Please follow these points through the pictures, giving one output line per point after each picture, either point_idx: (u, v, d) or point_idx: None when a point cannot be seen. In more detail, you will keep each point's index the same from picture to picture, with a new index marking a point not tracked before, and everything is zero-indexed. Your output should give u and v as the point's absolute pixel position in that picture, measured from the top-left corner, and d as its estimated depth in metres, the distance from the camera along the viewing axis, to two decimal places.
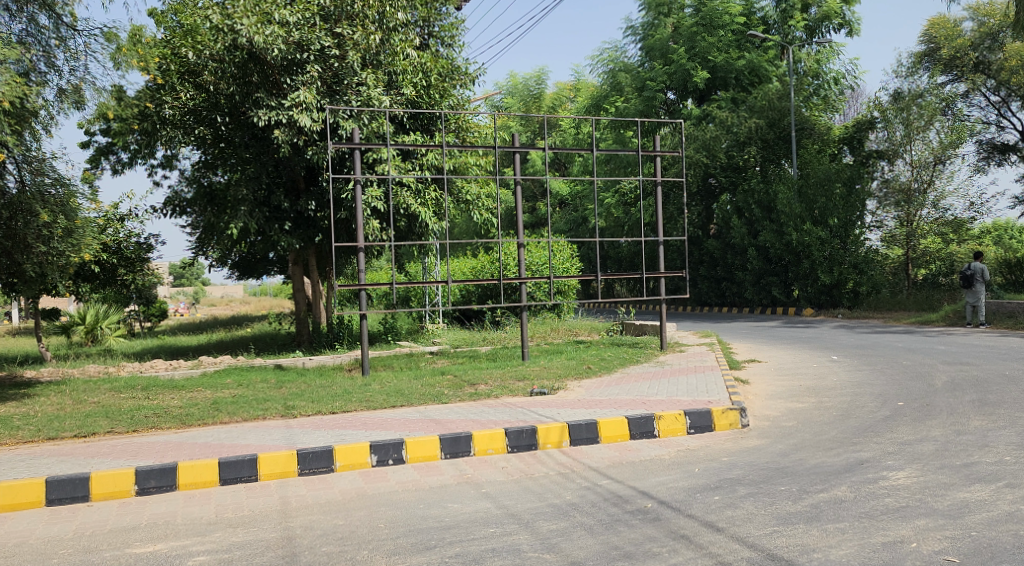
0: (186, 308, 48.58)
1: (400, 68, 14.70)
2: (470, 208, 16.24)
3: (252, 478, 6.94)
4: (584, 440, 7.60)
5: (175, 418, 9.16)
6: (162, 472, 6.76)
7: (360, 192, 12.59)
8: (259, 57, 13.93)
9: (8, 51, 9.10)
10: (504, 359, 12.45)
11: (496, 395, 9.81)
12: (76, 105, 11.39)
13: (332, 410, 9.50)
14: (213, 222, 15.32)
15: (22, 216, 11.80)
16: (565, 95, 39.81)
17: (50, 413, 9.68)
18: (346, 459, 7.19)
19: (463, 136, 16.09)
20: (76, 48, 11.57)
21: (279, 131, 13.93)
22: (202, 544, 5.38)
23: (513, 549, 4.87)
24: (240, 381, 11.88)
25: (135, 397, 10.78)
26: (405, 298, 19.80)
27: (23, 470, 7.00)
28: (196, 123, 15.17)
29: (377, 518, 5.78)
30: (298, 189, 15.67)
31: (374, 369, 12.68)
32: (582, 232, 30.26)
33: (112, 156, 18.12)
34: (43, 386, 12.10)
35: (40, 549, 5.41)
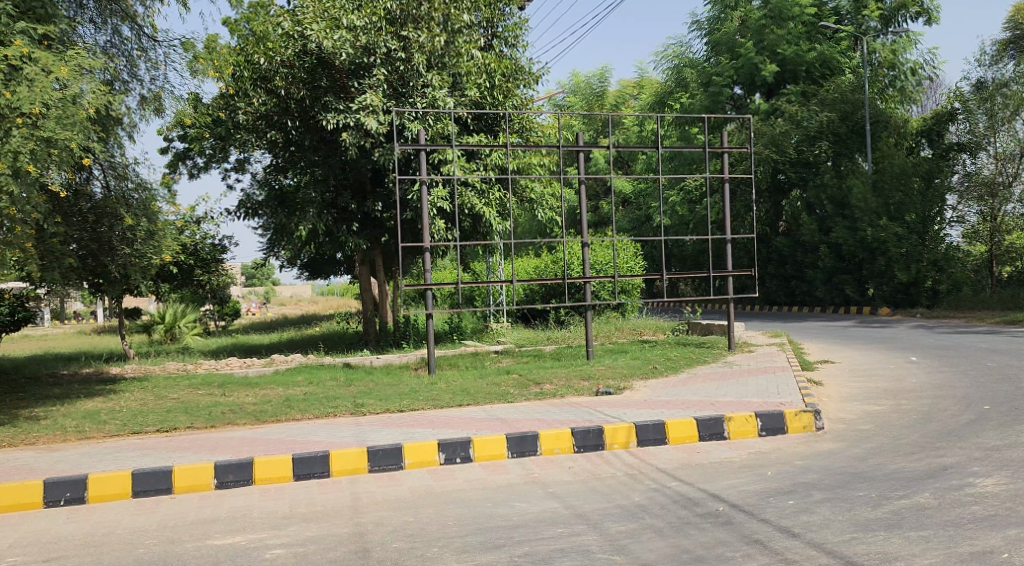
0: (256, 307, 49.82)
1: (465, 70, 14.86)
2: (534, 207, 16.26)
3: (324, 475, 7.08)
4: (651, 441, 7.54)
5: (251, 414, 9.42)
6: (239, 467, 6.95)
7: (426, 193, 12.67)
8: (327, 62, 14.53)
9: (91, 61, 9.43)
10: (569, 358, 12.43)
11: (562, 395, 9.80)
12: (157, 111, 11.78)
13: (400, 408, 9.62)
14: (284, 224, 15.63)
15: (108, 221, 12.45)
16: (629, 93, 39.49)
17: (132, 409, 10.05)
18: (414, 456, 7.29)
19: (526, 136, 16.10)
20: (157, 58, 11.99)
21: (346, 134, 14.15)
22: (278, 537, 5.51)
23: (583, 550, 4.86)
24: (311, 379, 12.12)
25: (212, 393, 11.10)
26: (470, 297, 19.92)
27: (110, 463, 7.26)
28: (268, 127, 15.26)
29: (447, 515, 5.84)
30: (365, 191, 15.92)
31: (440, 369, 12.75)
32: (647, 230, 30.06)
33: (189, 161, 18.67)
34: (127, 382, 12.57)
35: (126, 539, 5.62)
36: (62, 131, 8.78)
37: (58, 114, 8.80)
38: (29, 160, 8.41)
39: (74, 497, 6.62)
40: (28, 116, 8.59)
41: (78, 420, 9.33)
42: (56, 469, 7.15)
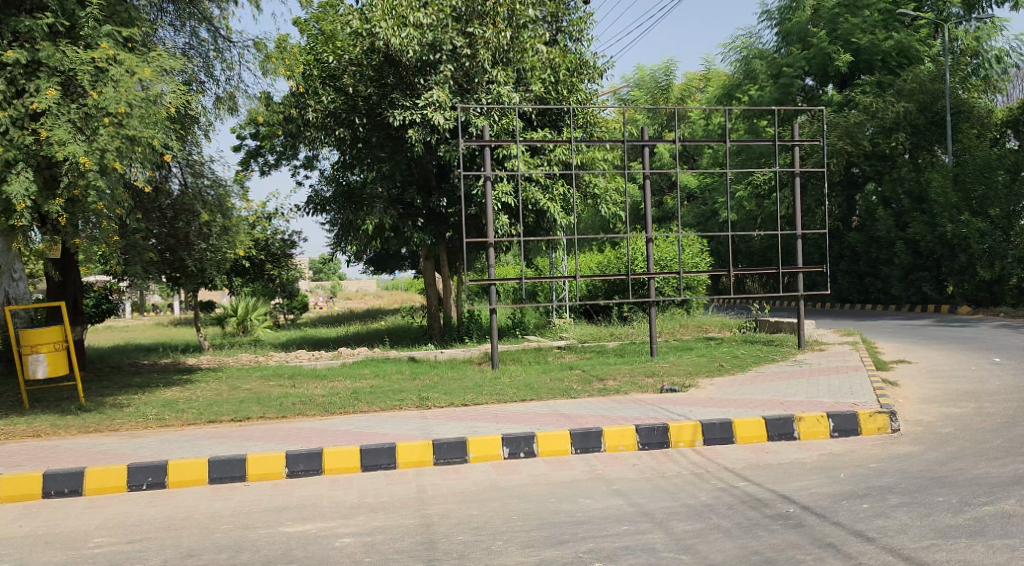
0: (324, 301, 50.82)
1: (529, 65, 14.83)
2: (598, 202, 16.17)
3: (390, 466, 7.19)
4: (718, 440, 7.45)
5: (320, 406, 9.62)
6: (310, 456, 7.11)
7: (490, 189, 12.68)
8: (394, 59, 14.76)
9: (172, 63, 9.71)
10: (632, 355, 12.35)
11: (626, 391, 9.74)
12: (231, 110, 12.12)
13: (465, 402, 9.70)
14: (350, 220, 15.87)
15: (184, 217, 12.87)
16: (695, 86, 39.02)
17: (208, 398, 10.37)
18: (479, 450, 7.34)
19: (591, 131, 16.02)
20: (232, 59, 12.31)
21: (412, 131, 14.30)
22: (347, 526, 5.62)
23: (649, 548, 4.83)
24: (377, 372, 12.30)
25: (282, 384, 11.37)
26: (532, 292, 19.95)
27: (187, 450, 7.49)
28: (336, 125, 15.43)
29: (512, 509, 5.87)
30: (430, 186, 16.11)
31: (504, 363, 12.81)
32: (712, 225, 29.69)
33: (260, 158, 19.13)
34: (203, 373, 12.97)
35: (203, 524, 5.79)
36: (144, 129, 9.06)
37: (141, 114, 9.04)
38: (115, 158, 8.79)
39: (155, 482, 6.84)
40: (114, 117, 8.89)
41: (157, 409, 9.66)
42: (136, 455, 7.40)
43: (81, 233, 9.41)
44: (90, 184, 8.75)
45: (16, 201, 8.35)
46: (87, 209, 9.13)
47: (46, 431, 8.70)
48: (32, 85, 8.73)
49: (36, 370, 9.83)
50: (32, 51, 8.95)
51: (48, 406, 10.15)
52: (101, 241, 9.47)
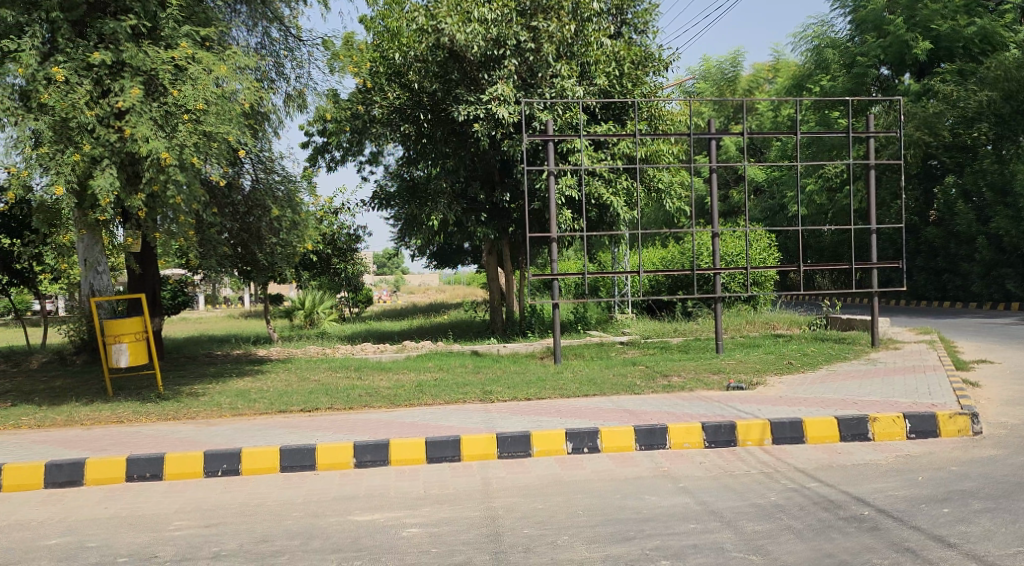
0: (387, 294, 51.55)
1: (593, 59, 14.76)
2: (663, 197, 15.96)
3: (455, 459, 7.26)
4: (787, 440, 7.33)
5: (386, 398, 9.75)
6: (377, 447, 7.22)
7: (554, 183, 12.65)
8: (458, 55, 14.77)
9: (246, 61, 9.95)
10: (697, 351, 12.19)
11: (691, 388, 9.64)
12: (300, 108, 12.33)
13: (529, 396, 9.71)
14: (415, 214, 16.04)
15: (257, 212, 13.25)
16: (762, 77, 38.29)
17: (278, 388, 10.61)
18: (543, 444, 7.36)
19: (655, 124, 15.82)
20: (301, 57, 12.55)
21: (477, 125, 14.33)
22: (413, 517, 5.69)
23: (717, 548, 4.78)
24: (442, 366, 12.41)
25: (349, 376, 11.56)
26: (595, 287, 19.85)
27: (259, 439, 7.68)
28: (402, 120, 15.81)
29: (577, 504, 5.87)
30: (494, 181, 16.13)
31: (566, 358, 12.80)
32: (780, 219, 29.18)
33: (327, 154, 19.46)
34: (273, 364, 13.28)
35: (275, 510, 5.93)
36: (221, 125, 9.36)
37: (217, 111, 9.32)
38: (193, 153, 9.07)
39: (229, 469, 7.04)
40: (193, 113, 9.20)
41: (231, 398, 9.93)
42: (211, 442, 7.61)
43: (161, 227, 9.70)
44: (170, 179, 9.00)
45: (102, 196, 8.63)
46: (167, 204, 9.40)
47: (127, 417, 9.01)
48: (116, 85, 9.02)
49: (118, 359, 10.19)
50: (117, 51, 9.27)
51: (129, 394, 10.51)
52: (178, 236, 9.73)
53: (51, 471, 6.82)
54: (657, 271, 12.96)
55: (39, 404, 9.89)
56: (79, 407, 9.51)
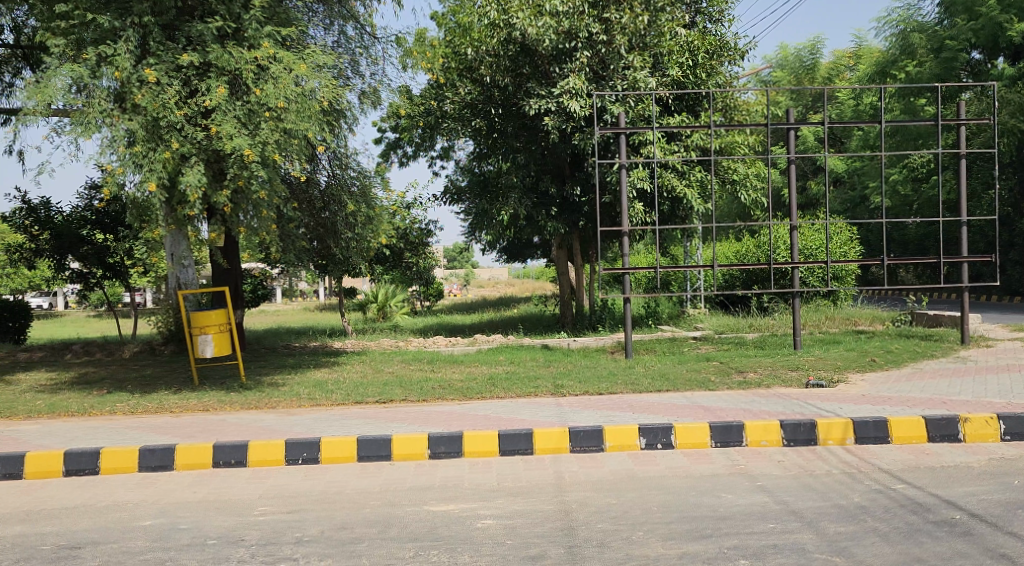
0: (456, 288, 52.02)
1: (667, 49, 14.57)
2: (738, 188, 15.65)
3: (528, 452, 7.29)
4: (872, 439, 7.12)
5: (458, 391, 9.84)
6: (451, 439, 7.29)
7: (626, 176, 12.50)
8: (529, 49, 14.82)
9: (325, 60, 10.13)
10: (774, 347, 11.95)
11: (768, 385, 9.45)
12: (374, 105, 12.52)
13: (600, 391, 9.68)
14: (485, 209, 16.11)
15: (332, 207, 13.52)
16: (843, 64, 37.20)
17: (354, 380, 10.81)
18: (616, 439, 7.32)
19: (730, 115, 15.54)
20: (376, 54, 12.76)
21: (548, 119, 14.34)
22: (488, 508, 5.72)
23: (798, 548, 4.68)
24: (513, 359, 12.44)
25: (423, 369, 11.69)
26: (667, 281, 19.64)
27: (337, 429, 7.84)
28: (473, 115, 15.81)
29: (652, 500, 5.82)
30: (564, 175, 16.22)
31: (638, 353, 12.68)
32: (860, 211, 28.37)
33: (399, 150, 19.73)
34: (349, 356, 13.51)
35: (353, 499, 6.04)
36: (300, 122, 9.55)
37: (297, 109, 9.53)
38: (274, 151, 9.38)
39: (309, 457, 7.20)
40: (274, 110, 9.42)
41: (309, 388, 10.16)
42: (291, 431, 7.80)
43: (243, 222, 9.94)
44: (253, 174, 9.29)
45: (190, 192, 8.91)
46: (250, 199, 9.69)
47: (212, 405, 9.31)
48: (204, 85, 9.31)
49: (203, 349, 10.52)
50: (204, 52, 9.55)
51: (213, 383, 10.86)
52: (259, 230, 9.97)
53: (144, 456, 7.08)
54: (730, 265, 12.70)
55: (131, 391, 10.30)
56: (166, 395, 9.87)
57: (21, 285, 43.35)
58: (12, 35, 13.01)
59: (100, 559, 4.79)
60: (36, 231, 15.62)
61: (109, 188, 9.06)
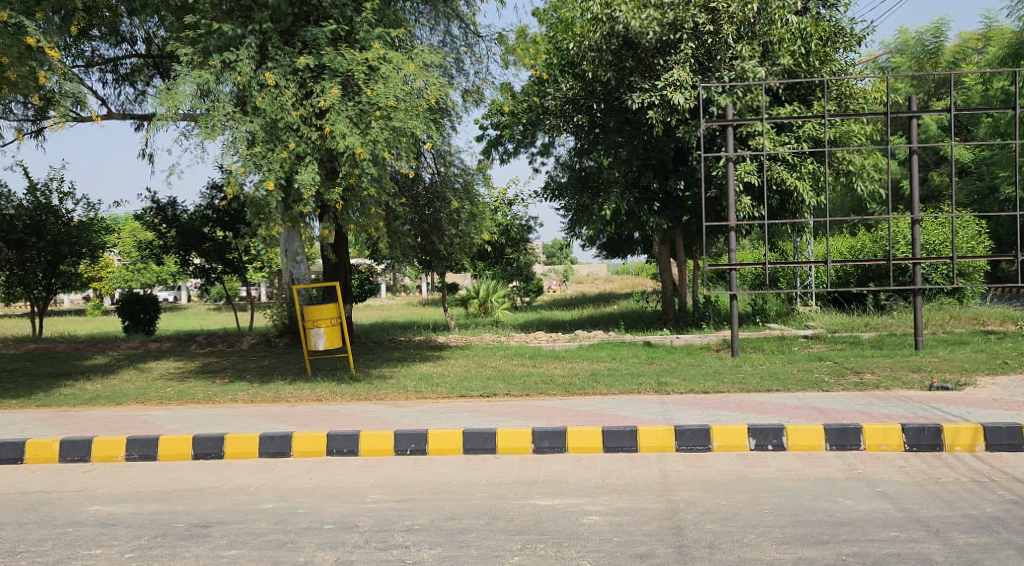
0: (556, 284, 52.05)
1: (777, 38, 13.96)
2: (854, 179, 15.08)
3: (633, 449, 7.21)
4: (1003, 447, 6.74)
5: (562, 386, 9.82)
6: (554, 434, 7.29)
7: (733, 170, 12.18)
8: (633, 42, 14.59)
9: (432, 58, 10.29)
10: (892, 347, 11.45)
11: (887, 386, 9.05)
12: (477, 102, 12.64)
13: (707, 390, 9.48)
14: (587, 205, 16.11)
15: (436, 204, 13.81)
16: (971, 46, 35.20)
17: (459, 374, 10.96)
18: (723, 439, 7.15)
19: (846, 104, 14.94)
20: (480, 53, 12.90)
21: (652, 112, 14.10)
22: (593, 505, 5.68)
23: (924, 559, 4.46)
24: (614, 355, 12.37)
25: (525, 364, 11.74)
26: (775, 277, 19.09)
27: (444, 421, 7.95)
28: (575, 111, 15.71)
29: (764, 502, 5.66)
30: (667, 169, 15.97)
31: (745, 351, 12.36)
32: (988, 203, 26.88)
33: (501, 147, 19.92)
34: (453, 350, 13.69)
35: (460, 490, 6.11)
36: (409, 120, 9.72)
37: (405, 107, 9.71)
38: (384, 148, 9.52)
39: (417, 448, 7.33)
40: (384, 110, 9.63)
41: (416, 381, 10.34)
42: (399, 423, 7.96)
43: (353, 220, 10.21)
44: (364, 172, 9.53)
45: (305, 190, 9.20)
46: (360, 196, 9.96)
47: (325, 396, 9.59)
48: (318, 86, 9.61)
49: (316, 342, 10.87)
50: (318, 56, 9.86)
51: (325, 373, 11.23)
52: (368, 227, 10.22)
53: (264, 442, 7.36)
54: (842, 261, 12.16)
55: (250, 381, 10.76)
56: (282, 385, 10.25)
57: (150, 280, 45.85)
58: (144, 44, 13.70)
59: (226, 538, 4.99)
60: (164, 229, 16.43)
61: (231, 188, 9.42)
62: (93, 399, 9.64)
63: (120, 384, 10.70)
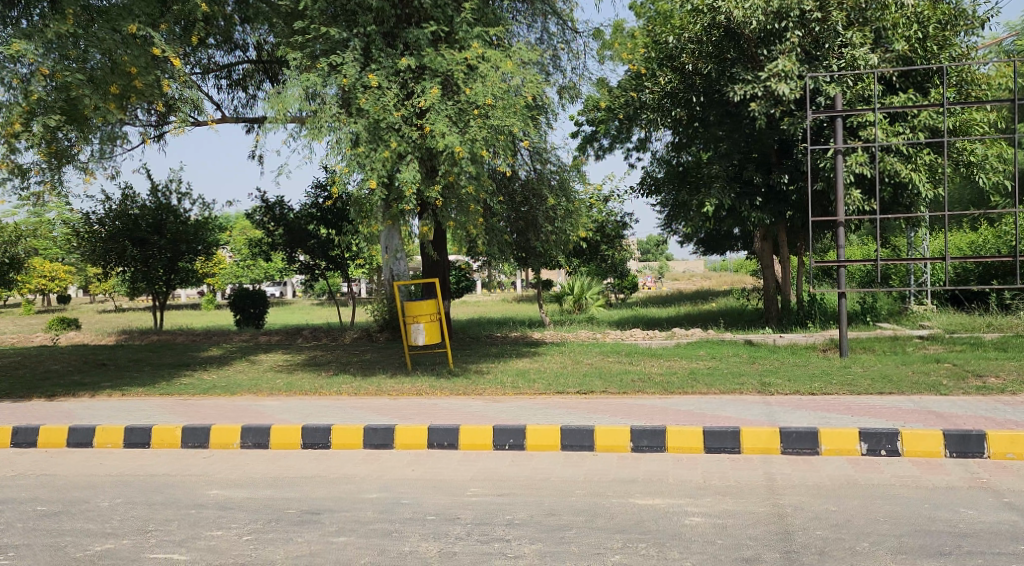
0: (651, 282, 51.50)
1: (892, 23, 13.58)
2: (974, 172, 14.31)
3: (735, 451, 7.02)
4: None
5: (660, 385, 9.67)
6: (654, 433, 7.17)
7: (841, 162, 11.68)
8: (735, 33, 14.22)
9: (530, 55, 10.28)
10: (1016, 349, 10.80)
11: (1012, 391, 8.53)
12: (573, 98, 12.57)
13: (813, 391, 9.14)
14: (685, 201, 15.79)
15: (532, 201, 13.85)
16: None
17: (555, 370, 10.94)
18: (832, 443, 6.89)
19: (967, 90, 14.17)
20: (577, 49, 12.84)
21: (754, 105, 13.69)
22: (696, 506, 5.55)
23: None
24: (714, 354, 12.11)
25: (622, 362, 11.61)
26: (886, 274, 18.33)
27: (541, 417, 7.94)
28: (674, 105, 15.41)
29: (877, 510, 5.41)
30: (770, 164, 15.46)
31: (853, 352, 11.89)
32: None
33: (595, 143, 19.80)
34: (549, 347, 13.66)
35: (559, 487, 6.07)
36: (506, 118, 9.77)
37: (502, 105, 9.76)
38: (482, 146, 9.54)
39: (515, 444, 7.34)
40: (482, 108, 9.69)
41: (512, 377, 10.37)
42: (498, 418, 7.99)
43: (452, 217, 10.30)
44: (462, 170, 9.59)
45: (406, 189, 9.36)
46: (459, 194, 10.07)
47: (425, 390, 9.72)
48: (420, 86, 9.75)
49: (416, 337, 11.03)
50: (419, 57, 10.01)
51: (425, 368, 11.40)
52: (466, 224, 10.29)
53: (368, 434, 7.52)
54: (962, 257, 11.50)
55: (353, 374, 11.03)
56: (383, 379, 10.45)
57: (258, 276, 47.57)
58: (255, 50, 14.20)
59: (335, 525, 5.10)
60: (272, 227, 17.08)
61: (335, 188, 9.67)
62: (209, 389, 10.05)
63: (234, 375, 11.14)
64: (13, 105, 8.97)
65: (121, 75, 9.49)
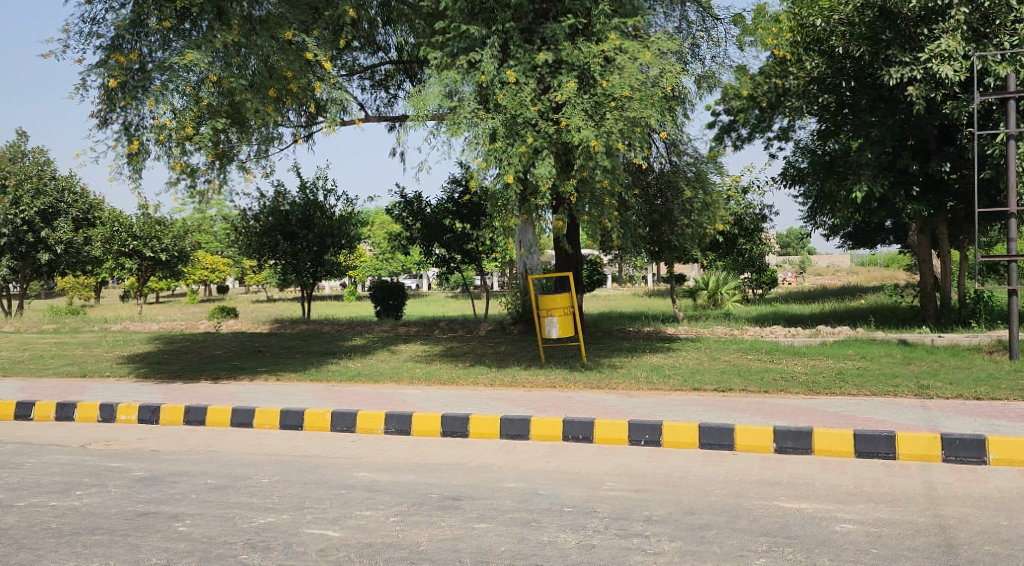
0: (791, 277, 49.56)
1: None
2: None
3: (890, 456, 6.60)
4: None
5: (805, 384, 9.25)
6: (799, 434, 6.85)
7: (1013, 148, 10.74)
8: (891, 11, 13.13)
9: (669, 45, 10.09)
10: None
11: None
12: (711, 88, 12.21)
13: (978, 396, 8.50)
14: (834, 192, 14.94)
15: (668, 194, 13.55)
16: None
17: (691, 366, 10.66)
18: (1002, 452, 6.37)
19: None
20: (718, 37, 12.46)
21: (912, 89, 12.72)
22: (847, 512, 5.24)
23: None
24: (863, 354, 11.48)
25: (762, 359, 11.20)
26: None
27: (679, 414, 7.74)
28: (821, 91, 14.81)
29: None
30: (929, 150, 14.55)
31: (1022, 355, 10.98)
32: None
33: (733, 133, 19.22)
34: (684, 342, 13.38)
35: (700, 485, 5.88)
36: (644, 110, 9.54)
37: (640, 97, 9.57)
38: (618, 138, 9.45)
39: (651, 440, 7.19)
40: (619, 100, 9.54)
41: (646, 372, 10.20)
42: (634, 412, 7.85)
43: (586, 211, 10.20)
44: (597, 164, 9.49)
45: (542, 183, 9.35)
46: (594, 187, 9.98)
47: (559, 383, 9.69)
48: (556, 81, 9.72)
49: (550, 330, 11.00)
50: (557, 51, 9.99)
51: (558, 361, 11.38)
52: (602, 218, 10.19)
53: (505, 424, 7.56)
54: None
55: (489, 365, 11.16)
56: (519, 371, 10.51)
57: (397, 268, 49.06)
58: (396, 51, 14.54)
59: (475, 512, 5.13)
60: (410, 222, 17.42)
61: (472, 183, 9.73)
62: (355, 376, 10.41)
63: (377, 363, 11.52)
64: (186, 110, 9.46)
65: (278, 79, 10.05)
